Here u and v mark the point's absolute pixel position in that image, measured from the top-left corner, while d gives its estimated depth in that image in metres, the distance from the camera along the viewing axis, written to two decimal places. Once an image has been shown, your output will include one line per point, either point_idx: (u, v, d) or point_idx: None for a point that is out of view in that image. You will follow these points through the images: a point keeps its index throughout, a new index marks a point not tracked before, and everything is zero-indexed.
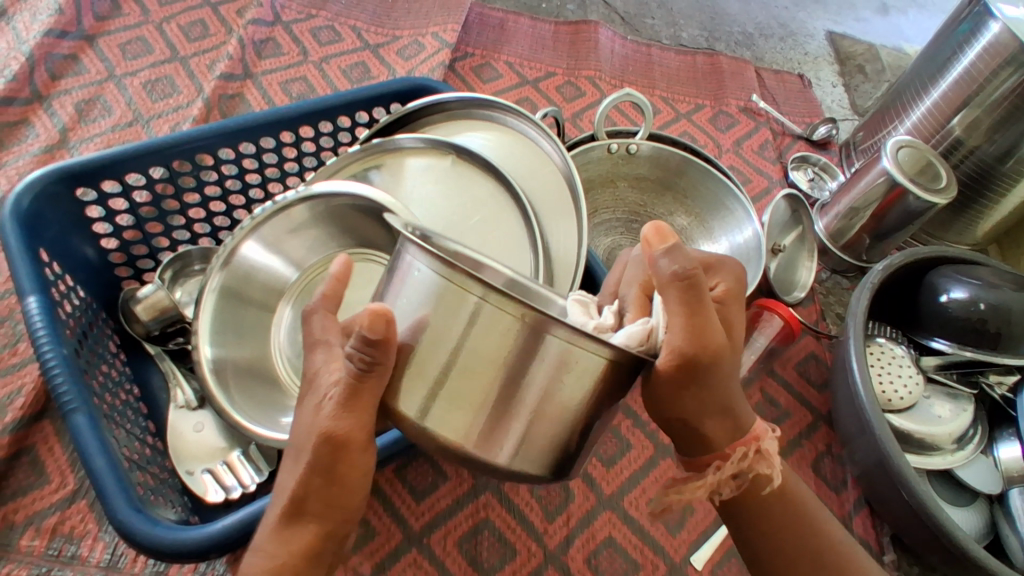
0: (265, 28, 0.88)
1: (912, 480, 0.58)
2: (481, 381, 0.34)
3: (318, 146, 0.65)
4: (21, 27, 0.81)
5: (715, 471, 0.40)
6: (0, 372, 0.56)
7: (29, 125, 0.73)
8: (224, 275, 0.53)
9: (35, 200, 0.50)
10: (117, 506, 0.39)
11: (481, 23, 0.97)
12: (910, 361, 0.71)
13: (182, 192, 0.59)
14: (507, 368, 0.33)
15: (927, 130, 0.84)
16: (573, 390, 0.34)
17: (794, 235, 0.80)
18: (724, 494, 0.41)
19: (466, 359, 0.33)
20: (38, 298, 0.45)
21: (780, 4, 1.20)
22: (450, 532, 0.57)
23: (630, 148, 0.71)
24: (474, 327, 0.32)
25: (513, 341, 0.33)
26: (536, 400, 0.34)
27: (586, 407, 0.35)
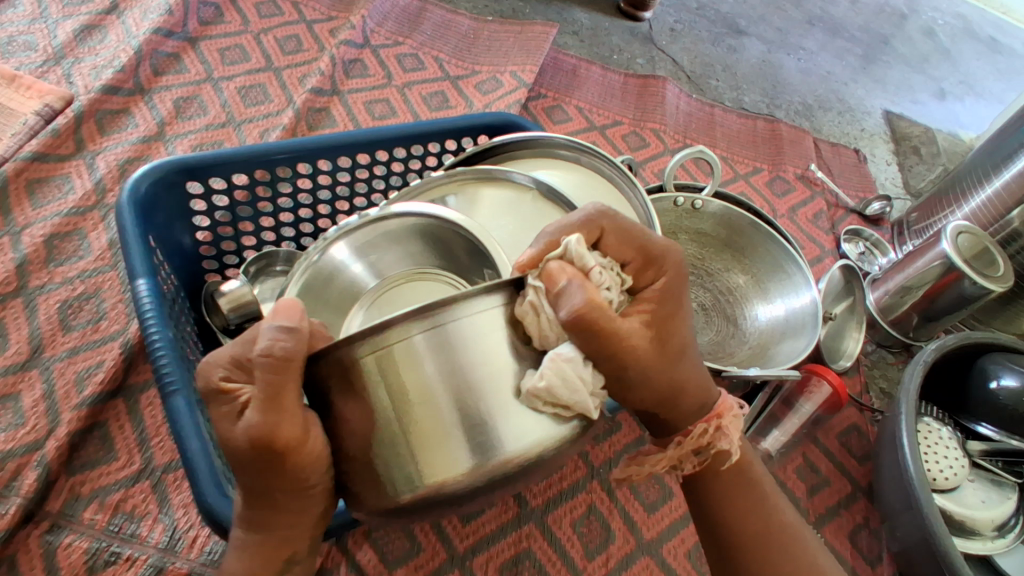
0: (355, 49, 0.93)
1: (957, 561, 0.58)
2: (446, 396, 0.36)
3: (404, 166, 0.68)
4: (131, 22, 0.86)
5: (677, 445, 0.45)
6: (83, 347, 0.61)
7: (130, 115, 0.78)
8: (306, 278, 0.54)
9: (152, 186, 0.53)
10: (207, 490, 0.42)
11: (555, 67, 1.00)
12: (956, 444, 0.71)
13: (276, 196, 0.62)
14: (458, 375, 0.36)
15: (986, 217, 0.87)
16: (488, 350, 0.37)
17: (845, 305, 0.81)
18: (685, 467, 0.46)
19: (414, 387, 0.36)
20: (148, 281, 0.48)
21: (839, 79, 1.24)
22: (493, 557, 0.58)
23: (696, 203, 0.74)
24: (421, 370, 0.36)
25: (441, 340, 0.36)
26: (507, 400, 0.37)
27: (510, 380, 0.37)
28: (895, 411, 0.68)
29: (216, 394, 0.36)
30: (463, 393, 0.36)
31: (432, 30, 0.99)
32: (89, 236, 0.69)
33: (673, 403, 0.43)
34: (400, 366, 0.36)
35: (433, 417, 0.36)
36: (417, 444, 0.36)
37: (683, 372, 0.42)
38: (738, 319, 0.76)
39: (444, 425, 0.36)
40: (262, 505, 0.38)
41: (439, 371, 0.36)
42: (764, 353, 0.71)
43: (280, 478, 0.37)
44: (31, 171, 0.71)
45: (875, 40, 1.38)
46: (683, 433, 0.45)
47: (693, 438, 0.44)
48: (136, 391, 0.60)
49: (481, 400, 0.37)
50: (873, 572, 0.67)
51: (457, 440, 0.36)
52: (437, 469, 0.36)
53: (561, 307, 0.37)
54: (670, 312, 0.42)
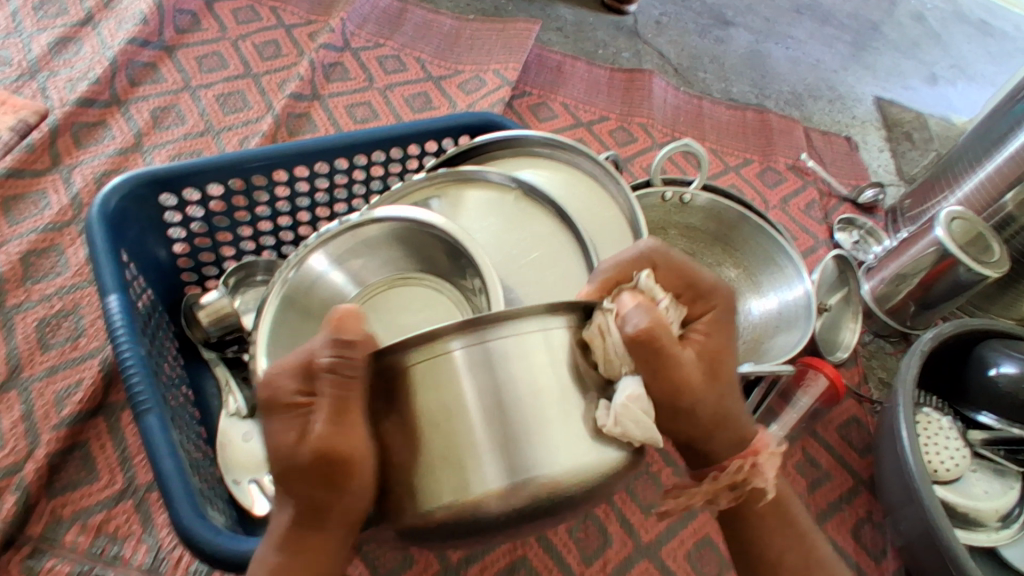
0: (335, 52, 0.91)
1: (960, 555, 0.57)
2: (484, 416, 0.35)
3: (384, 170, 0.67)
4: (106, 33, 0.85)
5: (711, 480, 0.42)
6: (62, 366, 0.60)
7: (107, 127, 0.77)
8: (286, 289, 0.53)
9: (123, 200, 0.52)
10: (183, 512, 0.41)
11: (539, 64, 0.99)
12: (957, 434, 0.70)
13: (253, 204, 0.61)
14: (496, 391, 0.35)
15: (980, 202, 0.86)
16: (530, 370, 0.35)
17: (840, 296, 0.80)
18: (721, 504, 0.43)
19: (448, 402, 0.35)
20: (119, 298, 0.47)
21: (829, 67, 1.23)
22: (487, 566, 0.57)
23: (684, 197, 0.73)
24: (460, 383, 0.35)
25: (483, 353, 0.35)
26: (548, 418, 0.35)
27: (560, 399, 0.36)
28: (893, 402, 0.67)
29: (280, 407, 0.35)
30: (502, 409, 0.35)
31: (413, 31, 0.97)
32: (67, 252, 0.67)
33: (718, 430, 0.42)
34: (440, 381, 0.35)
35: (466, 436, 0.35)
36: (452, 465, 0.35)
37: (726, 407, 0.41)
38: (732, 314, 0.75)
39: (478, 447, 0.35)
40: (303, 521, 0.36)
41: (479, 387, 0.35)
42: (758, 347, 0.70)
43: (325, 493, 0.35)
44: (6, 187, 0.70)
45: (864, 26, 1.37)
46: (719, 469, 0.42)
47: (729, 473, 0.42)
48: (117, 409, 0.59)
49: (518, 420, 0.35)
50: (877, 567, 0.66)
51: (491, 460, 0.34)
52: (469, 488, 0.34)
53: (625, 323, 0.37)
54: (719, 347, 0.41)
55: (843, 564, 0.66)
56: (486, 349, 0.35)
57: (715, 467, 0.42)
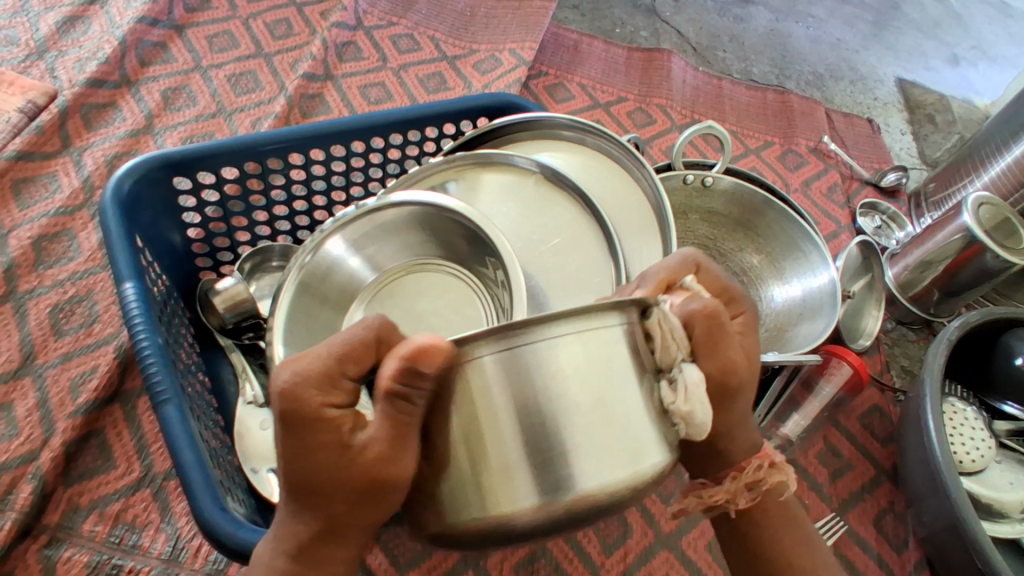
0: (347, 31, 0.89)
1: (986, 547, 0.56)
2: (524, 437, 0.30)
3: (401, 153, 0.65)
4: (114, 11, 0.83)
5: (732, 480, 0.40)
6: (76, 352, 0.59)
7: (117, 108, 0.76)
8: (302, 276, 0.52)
9: (136, 184, 0.51)
10: (204, 504, 0.40)
11: (556, 43, 0.97)
12: (982, 424, 0.69)
13: (267, 188, 0.59)
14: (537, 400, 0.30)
15: (1007, 187, 0.84)
16: (585, 377, 0.31)
17: (864, 282, 0.78)
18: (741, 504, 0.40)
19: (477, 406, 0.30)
20: (135, 285, 0.46)
21: (850, 47, 1.20)
22: (508, 556, 0.56)
23: (707, 180, 0.70)
24: (498, 389, 0.30)
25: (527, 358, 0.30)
26: (595, 437, 0.30)
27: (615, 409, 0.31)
28: (918, 391, 0.66)
29: (310, 420, 0.30)
30: (543, 417, 0.30)
31: (427, 9, 0.95)
32: (79, 236, 0.66)
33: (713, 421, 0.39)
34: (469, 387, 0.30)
35: (500, 452, 0.30)
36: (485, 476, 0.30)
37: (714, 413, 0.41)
38: (753, 301, 0.74)
39: (512, 467, 0.30)
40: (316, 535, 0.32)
41: (515, 398, 0.30)
42: (781, 336, 0.68)
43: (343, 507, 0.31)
44: (16, 170, 0.68)
45: (886, 5, 1.33)
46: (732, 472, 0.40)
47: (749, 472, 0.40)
48: (132, 397, 0.59)
49: (556, 439, 0.30)
50: (899, 558, 0.66)
51: (526, 476, 0.30)
52: (502, 509, 0.30)
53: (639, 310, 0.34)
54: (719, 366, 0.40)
55: (865, 554, 0.65)
56: (517, 355, 0.30)
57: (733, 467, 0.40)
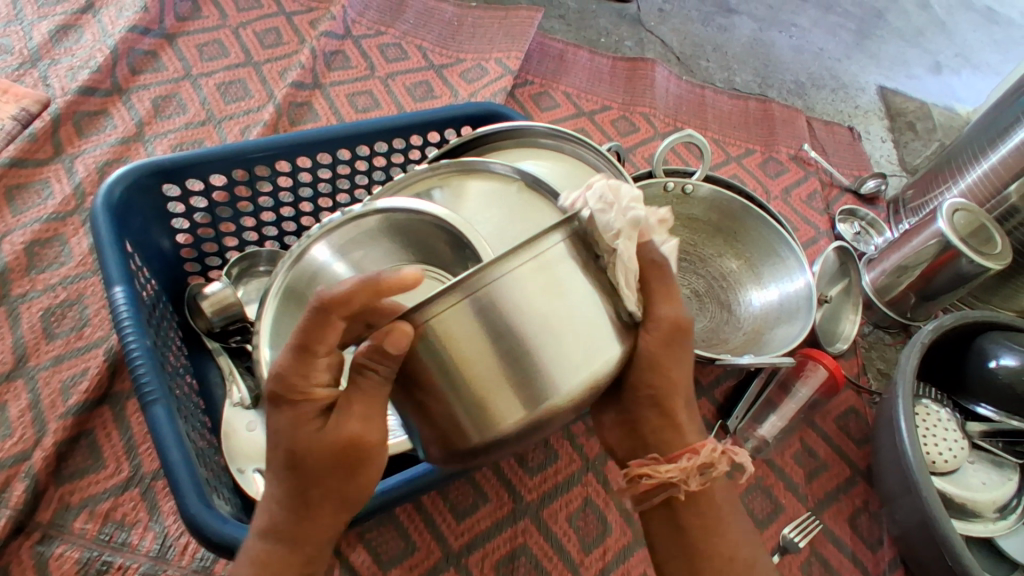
0: (336, 41, 0.91)
1: (954, 544, 0.58)
2: (497, 359, 0.35)
3: (387, 160, 0.67)
4: (107, 21, 0.85)
5: (686, 460, 0.43)
6: (67, 355, 0.61)
7: (108, 116, 0.77)
8: (288, 280, 0.55)
9: (126, 190, 0.52)
10: (190, 501, 0.42)
11: (541, 53, 0.99)
12: (955, 425, 0.71)
13: (256, 194, 0.61)
14: (506, 330, 0.35)
15: (983, 193, 0.86)
16: (533, 309, 0.35)
17: (840, 287, 0.80)
18: (691, 486, 0.43)
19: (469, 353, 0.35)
20: (124, 289, 0.48)
21: (833, 56, 1.22)
22: (489, 554, 0.58)
23: (686, 187, 0.73)
24: (474, 325, 0.34)
25: (492, 298, 0.34)
26: (557, 339, 0.36)
27: (563, 337, 0.36)
28: (891, 393, 0.67)
29: (301, 402, 0.37)
30: (514, 345, 0.35)
31: (415, 19, 0.96)
32: (70, 241, 0.68)
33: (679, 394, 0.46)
34: (458, 330, 0.34)
35: (485, 378, 0.36)
36: (494, 392, 0.36)
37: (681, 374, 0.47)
38: (732, 305, 0.75)
39: (503, 387, 0.36)
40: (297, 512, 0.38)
41: (489, 335, 0.35)
42: (758, 339, 0.70)
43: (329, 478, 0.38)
44: (9, 177, 0.70)
45: (869, 14, 1.36)
46: (695, 451, 0.43)
47: (704, 454, 0.43)
48: (122, 398, 0.60)
49: (527, 359, 0.35)
50: (873, 556, 0.67)
51: (506, 399, 0.36)
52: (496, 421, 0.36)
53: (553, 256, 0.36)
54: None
55: (840, 552, 0.67)
56: (477, 297, 0.34)
57: (688, 450, 0.44)
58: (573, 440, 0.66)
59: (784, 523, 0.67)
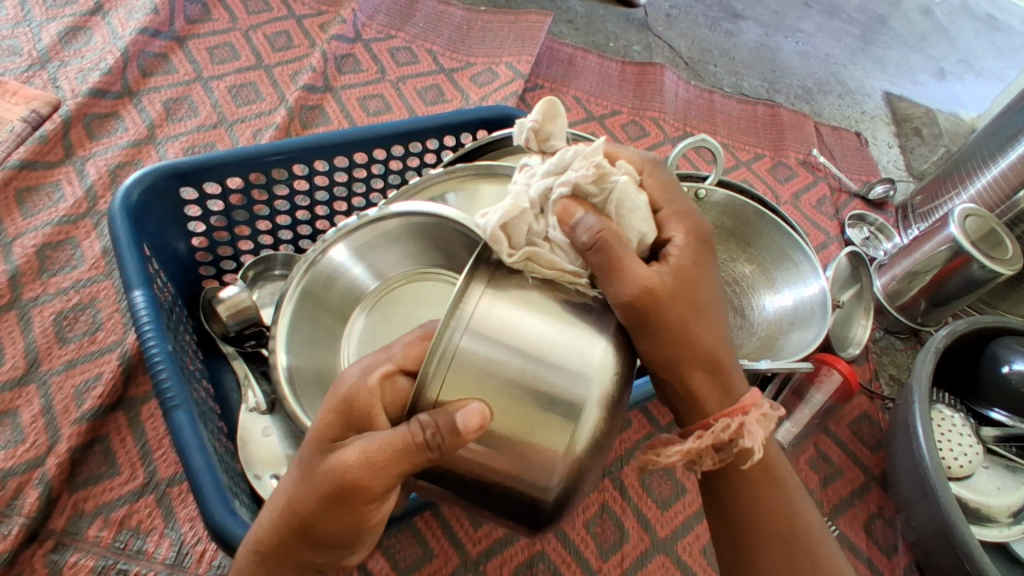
0: (347, 44, 0.91)
1: (974, 550, 0.57)
2: (518, 396, 0.35)
3: (402, 164, 0.66)
4: (117, 22, 0.84)
5: (695, 439, 0.40)
6: (80, 360, 0.60)
7: (119, 118, 0.76)
8: (305, 283, 0.54)
9: (144, 193, 0.52)
10: (214, 509, 0.41)
11: (550, 57, 0.99)
12: (969, 431, 0.71)
13: (272, 198, 0.60)
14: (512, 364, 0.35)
15: (992, 199, 0.86)
16: (524, 338, 0.35)
17: (853, 292, 0.80)
18: (705, 465, 0.41)
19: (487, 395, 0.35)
20: (144, 293, 0.47)
21: (838, 61, 1.23)
22: (507, 561, 0.57)
23: (700, 192, 0.73)
24: (476, 371, 0.34)
25: (477, 339, 0.34)
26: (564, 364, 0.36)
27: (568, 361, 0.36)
28: (907, 399, 0.67)
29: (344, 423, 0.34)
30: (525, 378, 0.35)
31: (424, 22, 0.96)
32: (82, 244, 0.67)
33: (704, 372, 0.41)
34: (462, 381, 0.34)
35: (515, 416, 0.35)
36: (534, 425, 0.35)
37: (725, 357, 0.43)
38: (745, 310, 0.75)
39: (541, 421, 0.35)
40: (288, 536, 0.35)
41: (498, 376, 0.34)
42: (773, 344, 0.70)
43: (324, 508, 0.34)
44: (20, 179, 0.69)
45: (872, 20, 1.37)
46: (707, 428, 0.40)
47: (714, 431, 0.40)
48: (136, 403, 0.59)
49: (546, 389, 0.35)
50: (889, 562, 0.67)
51: (546, 433, 0.36)
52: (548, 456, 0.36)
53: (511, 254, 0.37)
54: (701, 265, 0.41)
55: (856, 558, 0.66)
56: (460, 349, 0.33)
57: (698, 426, 0.41)
58: None
59: None
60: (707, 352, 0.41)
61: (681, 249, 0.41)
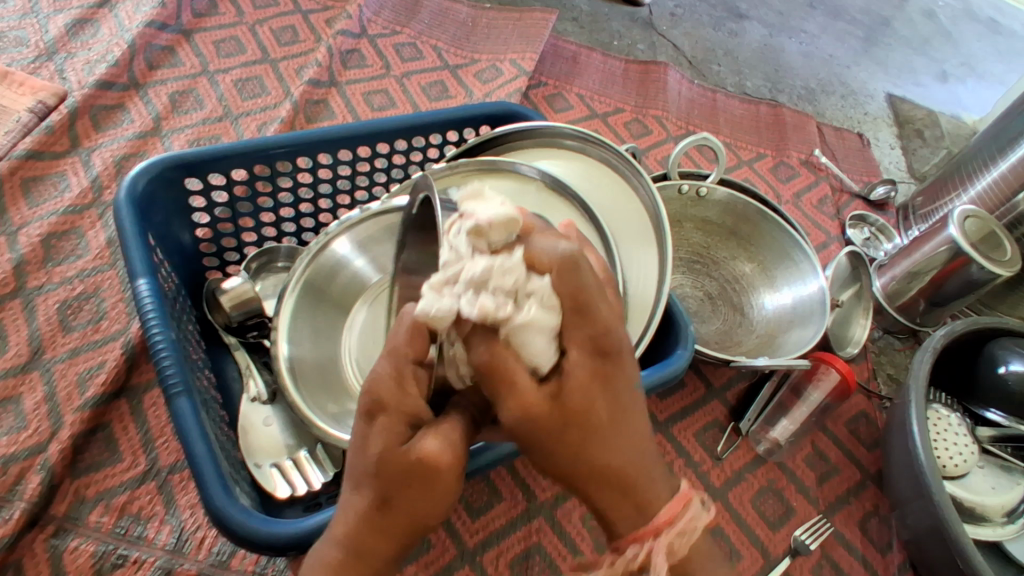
0: (352, 39, 0.91)
1: (967, 548, 0.58)
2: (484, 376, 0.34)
3: (405, 159, 0.67)
4: (124, 15, 0.85)
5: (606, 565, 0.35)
6: (84, 348, 0.61)
7: (125, 110, 0.77)
8: (307, 275, 0.55)
9: (150, 183, 0.52)
10: (215, 494, 0.42)
11: (555, 54, 0.99)
12: (965, 430, 0.71)
13: (275, 190, 0.61)
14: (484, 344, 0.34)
15: (993, 201, 0.86)
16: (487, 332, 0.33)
17: (852, 291, 0.80)
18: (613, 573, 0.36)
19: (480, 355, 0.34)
20: (148, 282, 0.48)
21: (842, 62, 1.23)
22: (503, 552, 0.58)
23: (701, 190, 0.73)
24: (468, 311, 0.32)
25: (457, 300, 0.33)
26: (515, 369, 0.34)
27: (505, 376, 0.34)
28: (903, 398, 0.68)
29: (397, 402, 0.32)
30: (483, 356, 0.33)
31: (430, 19, 0.97)
32: (87, 234, 0.68)
33: (617, 491, 0.33)
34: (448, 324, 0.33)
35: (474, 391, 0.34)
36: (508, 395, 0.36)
37: (648, 471, 0.34)
38: (745, 308, 0.76)
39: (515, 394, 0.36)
40: (376, 531, 0.32)
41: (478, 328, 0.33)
42: (771, 342, 0.70)
43: (416, 494, 0.31)
44: (26, 169, 0.70)
45: (877, 22, 1.37)
46: (617, 549, 0.35)
47: (624, 558, 0.35)
48: (138, 391, 0.60)
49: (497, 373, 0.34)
50: (883, 560, 0.67)
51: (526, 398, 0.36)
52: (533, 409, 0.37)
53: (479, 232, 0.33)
54: (607, 383, 0.32)
55: (850, 555, 0.67)
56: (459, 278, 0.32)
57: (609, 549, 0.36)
58: None
59: (795, 525, 0.67)
60: (612, 474, 0.33)
61: (578, 365, 0.31)
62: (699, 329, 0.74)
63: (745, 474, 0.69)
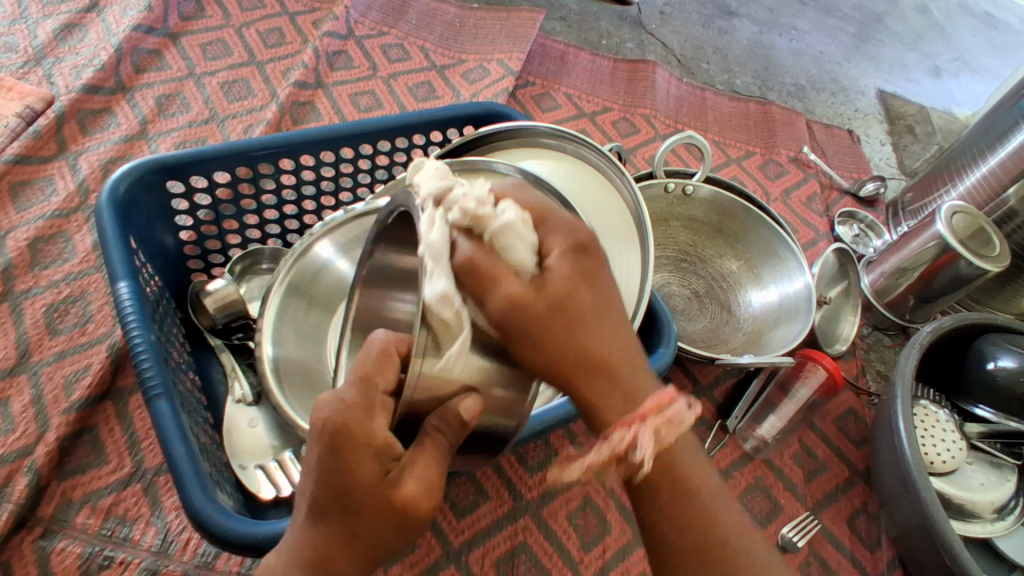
0: (339, 40, 0.91)
1: (955, 545, 0.58)
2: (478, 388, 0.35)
3: (390, 160, 0.67)
4: (111, 19, 0.85)
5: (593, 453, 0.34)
6: (70, 351, 0.61)
7: (112, 114, 0.77)
8: (291, 278, 0.56)
9: (130, 187, 0.52)
10: (194, 495, 0.42)
11: (543, 54, 0.99)
12: (953, 426, 0.71)
13: (259, 192, 0.61)
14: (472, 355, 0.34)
15: (982, 196, 0.86)
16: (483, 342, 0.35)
17: (840, 288, 0.81)
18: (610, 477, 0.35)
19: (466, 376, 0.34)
20: (129, 285, 0.48)
21: (832, 59, 1.23)
22: (489, 552, 0.58)
23: (687, 188, 0.73)
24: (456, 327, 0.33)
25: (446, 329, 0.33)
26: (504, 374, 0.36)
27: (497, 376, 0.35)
28: (890, 394, 0.68)
29: (361, 442, 0.32)
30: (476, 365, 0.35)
31: (417, 19, 0.97)
32: (74, 238, 0.68)
33: (601, 378, 0.34)
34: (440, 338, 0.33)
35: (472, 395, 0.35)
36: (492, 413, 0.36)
37: (634, 356, 0.35)
38: (732, 306, 0.76)
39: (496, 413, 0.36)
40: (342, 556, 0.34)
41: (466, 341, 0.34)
42: (758, 339, 0.70)
43: (382, 528, 0.33)
44: (14, 173, 0.70)
45: (869, 18, 1.36)
46: (603, 436, 0.34)
47: (611, 443, 0.34)
48: (124, 394, 0.60)
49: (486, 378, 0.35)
50: (872, 556, 0.67)
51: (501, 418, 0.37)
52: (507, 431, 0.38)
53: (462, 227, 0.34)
54: (589, 272, 0.35)
55: (838, 552, 0.67)
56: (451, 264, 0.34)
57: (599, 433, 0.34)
58: (573, 440, 0.67)
59: (783, 522, 0.67)
60: (597, 358, 0.34)
61: (561, 263, 0.34)
62: (686, 327, 0.74)
63: (732, 471, 0.69)
